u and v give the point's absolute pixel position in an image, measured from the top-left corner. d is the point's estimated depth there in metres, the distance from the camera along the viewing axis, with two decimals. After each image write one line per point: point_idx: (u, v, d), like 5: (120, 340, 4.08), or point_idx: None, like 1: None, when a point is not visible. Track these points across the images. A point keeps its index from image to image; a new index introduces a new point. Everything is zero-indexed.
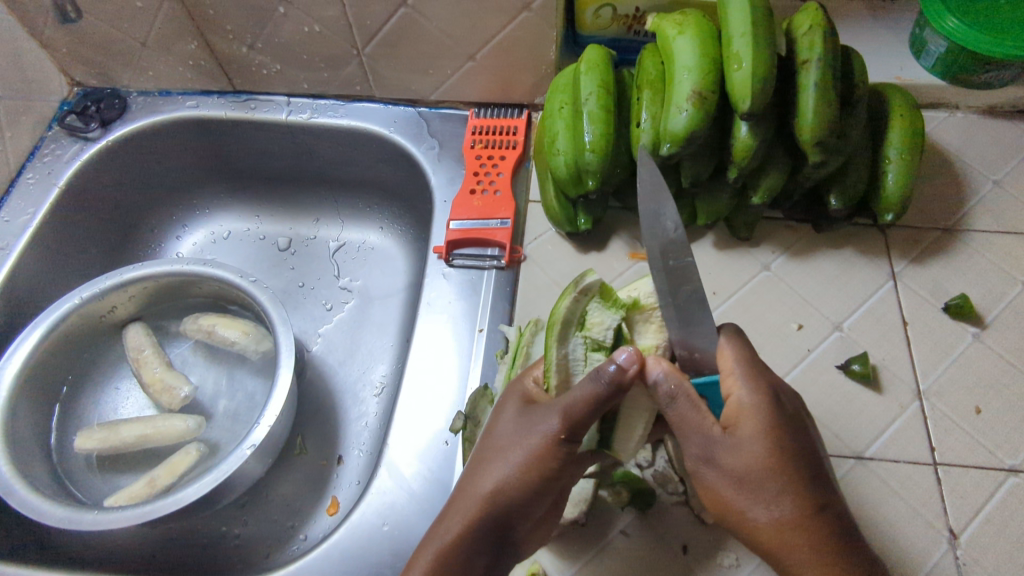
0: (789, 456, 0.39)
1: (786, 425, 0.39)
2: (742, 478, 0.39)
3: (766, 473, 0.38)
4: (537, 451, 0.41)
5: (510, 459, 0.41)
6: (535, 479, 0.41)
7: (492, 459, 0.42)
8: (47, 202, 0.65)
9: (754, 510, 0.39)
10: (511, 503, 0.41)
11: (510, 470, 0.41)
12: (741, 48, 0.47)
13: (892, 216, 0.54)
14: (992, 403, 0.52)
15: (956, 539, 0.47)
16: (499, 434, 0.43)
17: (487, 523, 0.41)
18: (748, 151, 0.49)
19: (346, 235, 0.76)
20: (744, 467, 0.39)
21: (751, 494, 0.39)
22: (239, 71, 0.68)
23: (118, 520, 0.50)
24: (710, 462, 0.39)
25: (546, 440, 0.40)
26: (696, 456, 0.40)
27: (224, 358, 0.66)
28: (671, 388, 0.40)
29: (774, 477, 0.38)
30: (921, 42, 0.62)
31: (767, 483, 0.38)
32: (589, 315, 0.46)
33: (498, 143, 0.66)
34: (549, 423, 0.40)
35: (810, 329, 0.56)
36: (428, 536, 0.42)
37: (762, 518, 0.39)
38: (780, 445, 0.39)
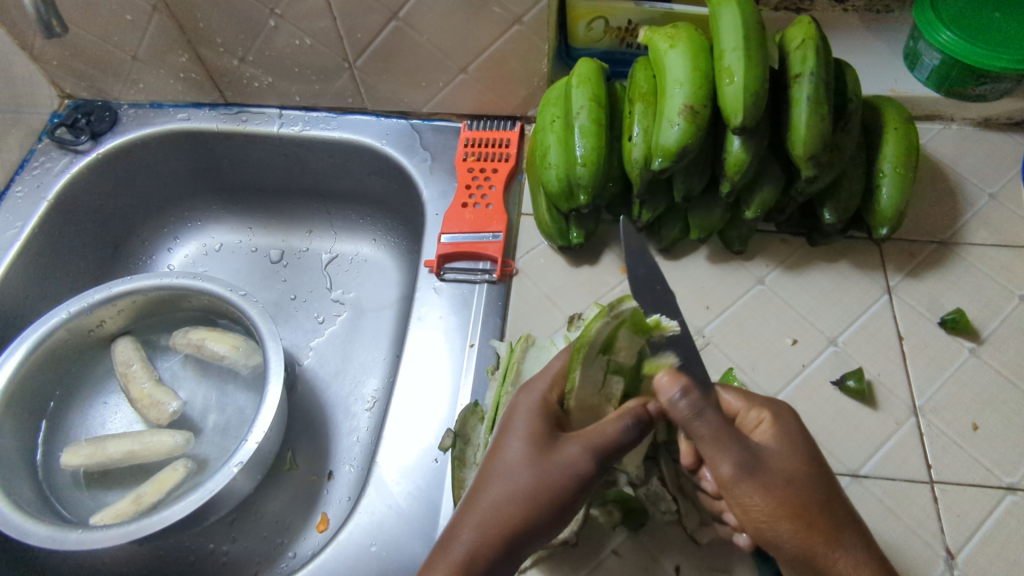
0: (818, 464, 0.40)
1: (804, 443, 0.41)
2: (789, 482, 0.38)
3: (803, 476, 0.39)
4: (560, 484, 0.38)
5: (531, 490, 0.38)
6: (548, 516, 0.38)
7: (513, 490, 0.38)
8: (34, 215, 0.64)
9: (806, 517, 0.37)
10: (526, 540, 0.38)
11: (530, 505, 0.38)
12: (732, 63, 0.47)
13: (887, 230, 0.54)
14: (990, 419, 0.51)
15: (954, 559, 0.46)
16: (520, 459, 0.39)
17: (500, 560, 0.38)
18: (741, 165, 0.49)
19: (339, 247, 0.76)
20: (786, 472, 0.38)
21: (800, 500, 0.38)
22: (231, 84, 0.68)
23: (101, 540, 0.49)
24: (754, 470, 0.37)
25: (571, 474, 0.38)
26: (737, 474, 0.37)
27: (214, 372, 0.66)
28: (696, 399, 0.37)
29: (811, 479, 0.39)
30: (915, 55, 0.62)
31: (809, 485, 0.38)
32: (618, 339, 0.42)
33: (490, 156, 0.66)
34: (576, 460, 0.39)
35: (805, 344, 0.55)
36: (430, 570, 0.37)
37: (810, 526, 0.37)
38: (806, 454, 0.40)
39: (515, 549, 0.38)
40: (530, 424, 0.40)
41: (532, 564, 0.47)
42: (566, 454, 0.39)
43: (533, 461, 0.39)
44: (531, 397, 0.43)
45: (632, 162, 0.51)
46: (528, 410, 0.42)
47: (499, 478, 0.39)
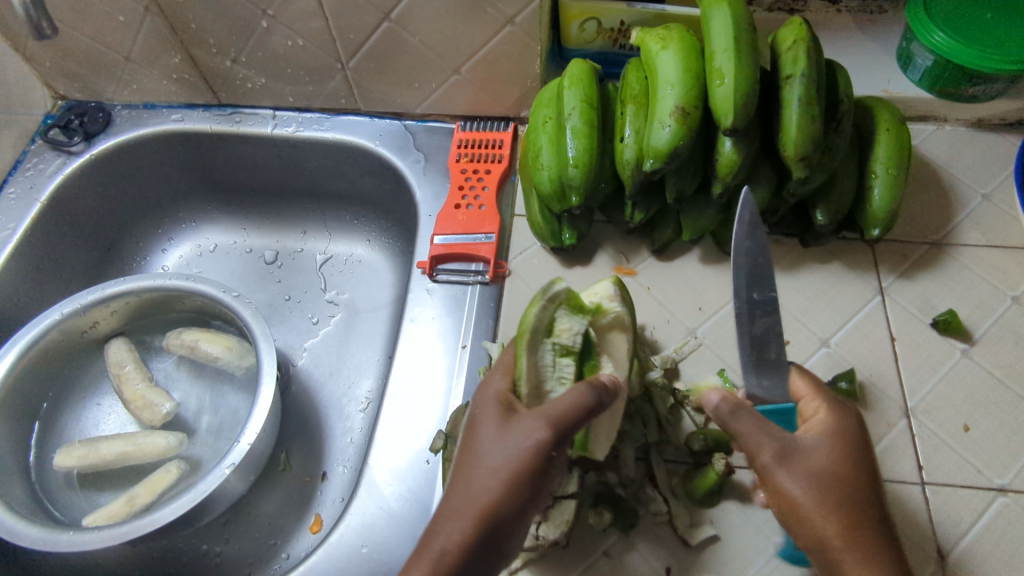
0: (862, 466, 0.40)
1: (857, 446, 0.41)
2: (822, 478, 0.39)
3: (838, 476, 0.39)
4: (525, 462, 0.38)
5: (496, 475, 0.38)
6: (519, 496, 0.38)
7: (480, 475, 0.38)
8: (27, 216, 0.64)
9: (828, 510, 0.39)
10: (502, 524, 0.38)
11: (499, 488, 0.38)
12: (723, 64, 0.47)
13: (880, 231, 0.54)
14: (981, 420, 0.51)
15: (944, 560, 0.46)
16: (485, 445, 0.39)
17: (478, 548, 0.38)
18: (732, 166, 0.49)
19: (333, 248, 0.76)
20: (826, 470, 0.39)
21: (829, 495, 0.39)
22: (224, 85, 0.68)
23: (93, 541, 0.49)
24: (790, 461, 0.39)
25: (533, 450, 0.38)
26: (770, 460, 0.39)
27: (207, 373, 0.66)
28: (733, 400, 0.40)
29: (847, 478, 0.39)
30: (908, 55, 0.62)
31: (845, 486, 0.39)
32: (558, 322, 0.44)
33: (483, 156, 0.66)
34: (538, 432, 0.38)
35: (797, 346, 0.55)
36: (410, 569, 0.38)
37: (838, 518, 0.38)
38: (849, 455, 0.40)
39: (492, 533, 0.38)
40: (490, 408, 0.40)
41: (523, 565, 0.47)
42: (524, 430, 0.38)
43: (497, 446, 0.39)
44: (488, 385, 0.42)
45: (624, 164, 0.51)
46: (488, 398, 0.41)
47: (469, 469, 0.39)
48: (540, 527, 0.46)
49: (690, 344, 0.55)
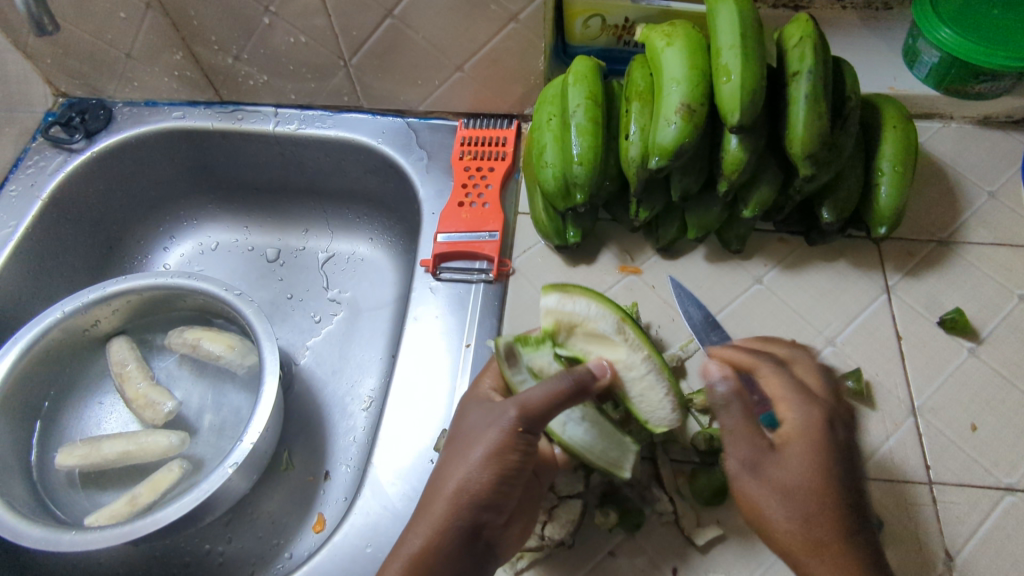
0: (829, 478, 0.38)
1: (832, 451, 0.39)
2: (784, 494, 0.38)
3: (809, 491, 0.38)
4: (494, 445, 0.40)
5: (471, 455, 0.41)
6: (492, 476, 0.40)
7: (459, 457, 0.41)
8: (28, 214, 0.64)
9: (796, 528, 0.38)
10: (479, 505, 0.40)
11: (472, 467, 0.40)
12: (729, 61, 0.47)
13: (886, 229, 0.53)
14: (989, 420, 0.51)
15: (952, 560, 0.46)
16: (466, 430, 0.42)
17: (455, 522, 0.40)
18: (738, 164, 0.48)
19: (335, 246, 0.75)
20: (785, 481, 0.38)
21: (786, 512, 0.38)
22: (226, 82, 0.68)
23: (96, 541, 0.48)
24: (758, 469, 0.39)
25: (501, 432, 0.40)
26: (740, 465, 0.39)
27: (210, 371, 0.65)
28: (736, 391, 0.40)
29: (811, 492, 0.38)
30: (914, 52, 0.61)
31: (810, 498, 0.38)
32: (530, 368, 0.46)
33: (486, 154, 0.65)
34: (505, 416, 0.41)
35: (802, 344, 0.55)
36: (398, 544, 0.41)
37: (806, 535, 0.38)
38: (820, 467, 0.38)
39: (468, 508, 0.40)
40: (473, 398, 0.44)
41: (528, 565, 0.47)
42: (493, 415, 0.41)
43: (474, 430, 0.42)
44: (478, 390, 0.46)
45: (629, 161, 0.51)
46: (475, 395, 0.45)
47: (451, 453, 0.42)
48: (545, 527, 0.46)
49: (695, 343, 0.54)
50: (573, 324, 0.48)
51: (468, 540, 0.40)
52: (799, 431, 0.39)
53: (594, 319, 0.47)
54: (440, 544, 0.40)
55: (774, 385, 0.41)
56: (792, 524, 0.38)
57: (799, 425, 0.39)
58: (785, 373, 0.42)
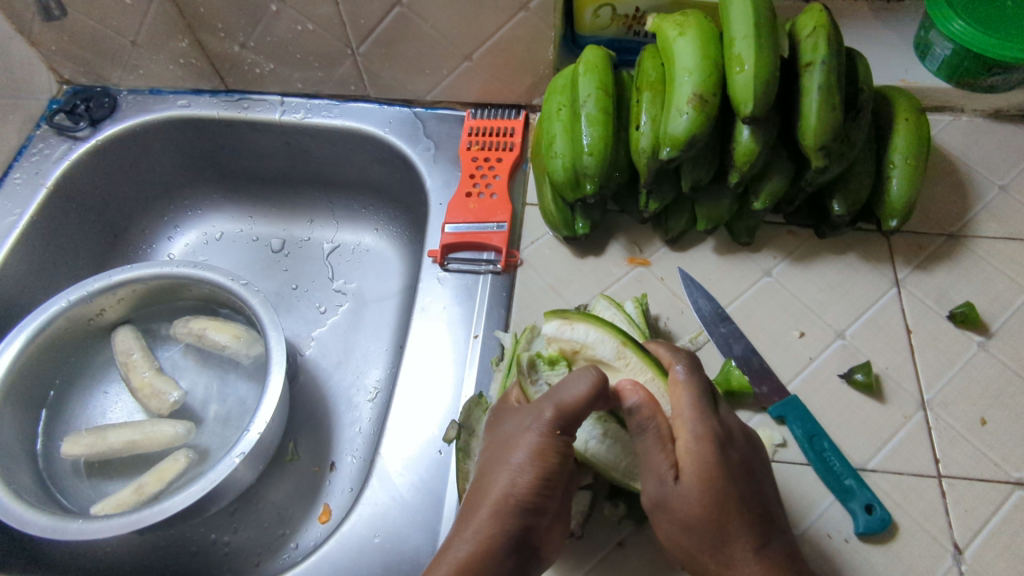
0: (726, 504, 0.40)
1: (724, 475, 0.40)
2: (686, 527, 0.40)
3: (704, 520, 0.40)
4: (534, 447, 0.40)
5: (513, 457, 0.40)
6: (536, 476, 0.40)
7: (500, 462, 0.41)
8: (33, 202, 0.64)
9: (702, 557, 0.41)
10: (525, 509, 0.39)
11: (514, 469, 0.40)
12: (743, 50, 0.46)
13: (897, 221, 0.53)
14: (998, 414, 0.50)
15: (961, 554, 0.46)
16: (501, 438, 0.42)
17: (502, 525, 0.39)
18: (750, 155, 0.48)
19: (341, 237, 0.75)
20: (684, 515, 0.40)
21: (691, 542, 0.41)
22: (232, 70, 0.67)
23: (103, 530, 0.48)
24: (661, 504, 0.41)
25: (540, 434, 0.40)
26: (650, 497, 0.41)
27: (215, 362, 0.65)
28: (643, 416, 0.40)
29: (710, 521, 0.40)
30: (926, 44, 0.61)
31: (707, 528, 0.40)
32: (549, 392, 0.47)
33: (494, 144, 0.65)
34: (540, 418, 0.40)
35: (812, 337, 0.55)
36: (441, 551, 0.39)
37: (713, 563, 0.40)
38: (715, 496, 0.39)
39: (513, 511, 0.39)
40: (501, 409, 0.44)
41: None
42: (527, 421, 0.41)
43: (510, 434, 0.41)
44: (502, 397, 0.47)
45: (640, 152, 0.50)
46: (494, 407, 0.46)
47: (489, 460, 0.41)
48: None
49: (705, 335, 0.54)
50: (575, 349, 0.48)
51: (516, 545, 0.39)
52: (692, 460, 0.40)
53: (592, 344, 0.47)
54: (489, 550, 0.38)
55: (675, 400, 0.42)
56: (700, 552, 0.41)
57: (692, 453, 0.40)
58: (682, 393, 0.42)
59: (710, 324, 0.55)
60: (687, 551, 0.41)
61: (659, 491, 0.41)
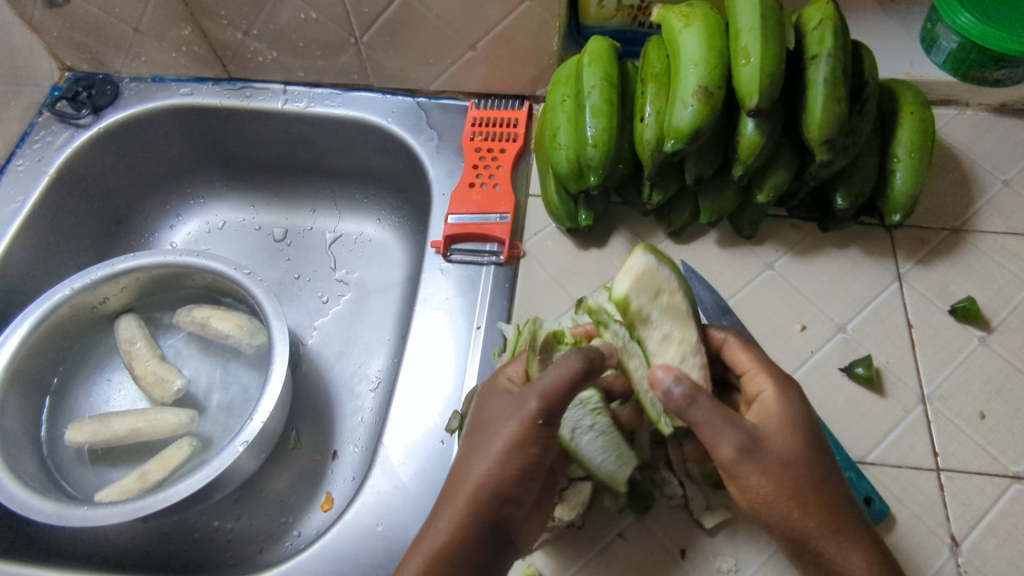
0: (812, 446, 0.41)
1: (806, 420, 0.42)
2: (783, 468, 0.40)
3: (796, 463, 0.40)
4: (513, 438, 0.40)
5: (494, 449, 0.40)
6: (515, 468, 0.40)
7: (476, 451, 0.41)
8: (36, 190, 0.64)
9: (800, 504, 0.40)
10: (498, 497, 0.40)
11: (493, 460, 0.40)
12: (749, 43, 0.46)
13: (900, 216, 0.53)
14: (998, 408, 0.51)
15: (959, 546, 0.46)
16: (481, 424, 0.42)
17: (480, 517, 0.40)
18: (755, 148, 0.48)
19: (343, 226, 0.75)
20: (779, 457, 0.40)
21: (791, 488, 0.40)
22: (234, 58, 0.67)
23: (107, 517, 0.49)
24: (753, 453, 0.40)
25: (522, 426, 0.40)
26: (736, 453, 0.40)
27: (218, 350, 0.65)
28: (688, 386, 0.40)
29: (802, 464, 0.40)
30: (932, 37, 0.61)
31: (803, 471, 0.40)
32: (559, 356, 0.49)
33: (497, 135, 0.65)
34: (524, 408, 0.40)
35: (813, 330, 0.55)
36: (418, 538, 0.40)
37: (811, 508, 0.40)
38: (802, 437, 0.41)
39: (490, 502, 0.40)
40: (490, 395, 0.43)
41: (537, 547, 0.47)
42: (512, 409, 0.40)
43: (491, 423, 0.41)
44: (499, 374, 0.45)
45: (644, 144, 0.50)
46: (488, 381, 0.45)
47: (469, 450, 0.41)
48: (556, 509, 0.47)
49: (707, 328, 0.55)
50: (661, 290, 0.44)
51: (490, 535, 0.40)
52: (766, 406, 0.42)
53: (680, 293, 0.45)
54: (464, 538, 0.39)
55: (742, 360, 0.45)
56: (797, 499, 0.40)
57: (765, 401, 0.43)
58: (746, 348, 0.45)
59: (712, 317, 0.55)
60: (784, 501, 0.40)
61: (751, 434, 0.40)
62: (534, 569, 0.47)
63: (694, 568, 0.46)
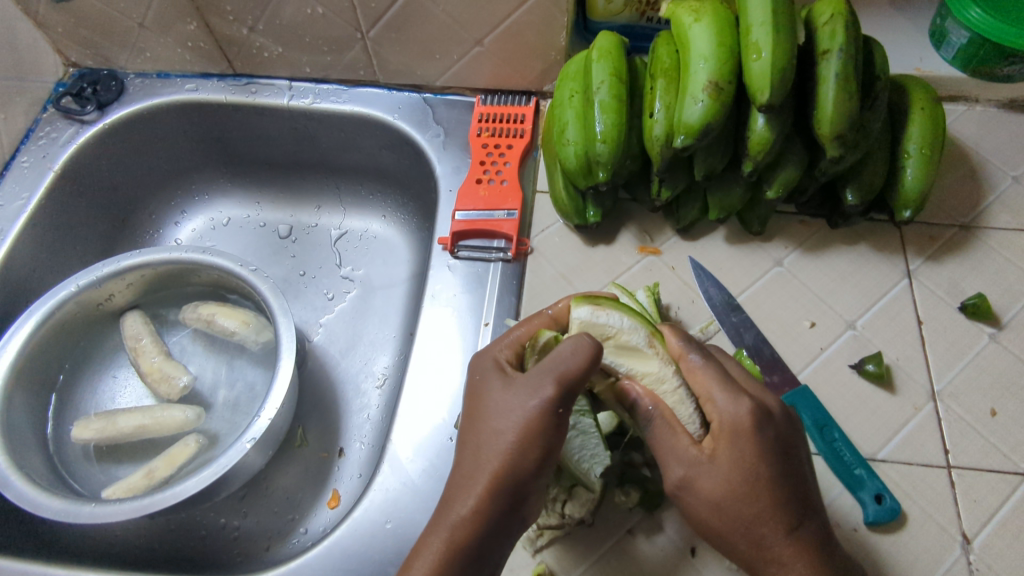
0: (757, 482, 0.40)
1: (755, 459, 0.40)
2: (715, 506, 0.41)
3: (733, 501, 0.40)
4: (529, 423, 0.40)
5: (509, 435, 0.40)
6: (533, 453, 0.40)
7: (491, 440, 0.40)
8: (41, 186, 0.63)
9: (734, 536, 0.41)
10: (517, 482, 0.40)
11: (511, 449, 0.40)
12: (761, 38, 0.45)
13: (911, 212, 0.53)
14: (1008, 405, 0.50)
15: (970, 544, 0.46)
16: (489, 410, 0.41)
17: (500, 498, 0.40)
18: (765, 144, 0.47)
19: (348, 223, 0.75)
20: (712, 496, 0.41)
21: (726, 521, 0.41)
22: (240, 53, 0.67)
23: (116, 513, 0.48)
24: (686, 487, 0.42)
25: (539, 412, 0.39)
26: (675, 482, 0.42)
27: (224, 347, 0.65)
28: (644, 411, 0.42)
29: (739, 501, 0.40)
30: (942, 33, 0.60)
31: (736, 509, 0.40)
32: None
33: (505, 131, 0.65)
34: (541, 393, 0.39)
35: (822, 327, 0.55)
36: (436, 519, 0.41)
37: (741, 538, 0.41)
38: (747, 474, 0.40)
39: (510, 489, 0.40)
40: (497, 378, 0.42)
41: (547, 544, 0.47)
42: (526, 395, 0.40)
43: (501, 409, 0.41)
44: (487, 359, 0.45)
45: (653, 139, 0.50)
46: (488, 365, 0.44)
47: (476, 435, 0.41)
48: (566, 506, 0.46)
49: (716, 325, 0.54)
50: (605, 335, 0.44)
51: (509, 516, 0.41)
52: (715, 437, 0.41)
53: (628, 331, 0.44)
54: (484, 524, 0.40)
55: (699, 380, 0.42)
56: (731, 533, 0.41)
57: (715, 432, 0.41)
58: (703, 368, 0.42)
59: (720, 313, 0.55)
60: (720, 531, 0.42)
61: (688, 472, 0.41)
62: (544, 568, 0.46)
63: (704, 566, 0.46)
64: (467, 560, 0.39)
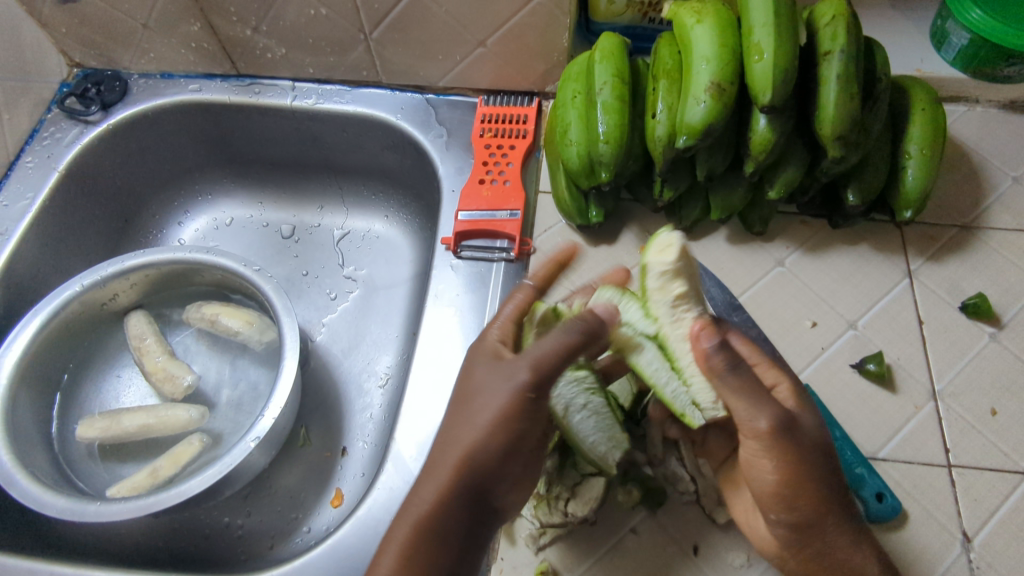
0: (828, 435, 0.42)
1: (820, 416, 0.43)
2: (813, 451, 0.39)
3: (824, 446, 0.40)
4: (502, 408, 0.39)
5: (481, 421, 0.39)
6: (504, 440, 0.39)
7: (464, 424, 0.40)
8: (46, 186, 0.64)
9: (824, 488, 0.40)
10: (486, 471, 0.39)
11: (483, 435, 0.39)
12: (763, 39, 0.46)
13: (911, 212, 0.53)
14: (1008, 405, 0.51)
15: (970, 542, 0.46)
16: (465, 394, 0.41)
17: (466, 490, 0.39)
18: (767, 144, 0.48)
19: (351, 223, 0.75)
20: (812, 439, 0.40)
21: (820, 469, 0.39)
22: (243, 54, 0.67)
23: (122, 512, 0.49)
24: (791, 430, 0.39)
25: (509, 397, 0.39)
26: (780, 426, 0.38)
27: (226, 346, 0.66)
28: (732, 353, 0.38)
29: (825, 448, 0.41)
30: (943, 34, 0.61)
31: (827, 457, 0.40)
32: None
33: (507, 132, 0.65)
34: (516, 378, 0.39)
35: (823, 327, 0.55)
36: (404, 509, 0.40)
37: (828, 491, 0.40)
38: (822, 426, 0.42)
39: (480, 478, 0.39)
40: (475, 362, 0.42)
41: (549, 542, 0.47)
42: (499, 380, 0.40)
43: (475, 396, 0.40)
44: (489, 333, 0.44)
45: (655, 140, 0.50)
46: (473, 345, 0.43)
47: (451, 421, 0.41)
48: (569, 505, 0.46)
49: None
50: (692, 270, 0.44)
51: (479, 508, 0.40)
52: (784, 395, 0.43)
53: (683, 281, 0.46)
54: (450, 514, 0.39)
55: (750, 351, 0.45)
56: (822, 484, 0.40)
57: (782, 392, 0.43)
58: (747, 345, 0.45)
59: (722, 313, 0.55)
60: (811, 485, 0.39)
61: (790, 414, 0.39)
62: (546, 566, 0.47)
63: (707, 565, 0.47)
64: (433, 551, 0.38)
